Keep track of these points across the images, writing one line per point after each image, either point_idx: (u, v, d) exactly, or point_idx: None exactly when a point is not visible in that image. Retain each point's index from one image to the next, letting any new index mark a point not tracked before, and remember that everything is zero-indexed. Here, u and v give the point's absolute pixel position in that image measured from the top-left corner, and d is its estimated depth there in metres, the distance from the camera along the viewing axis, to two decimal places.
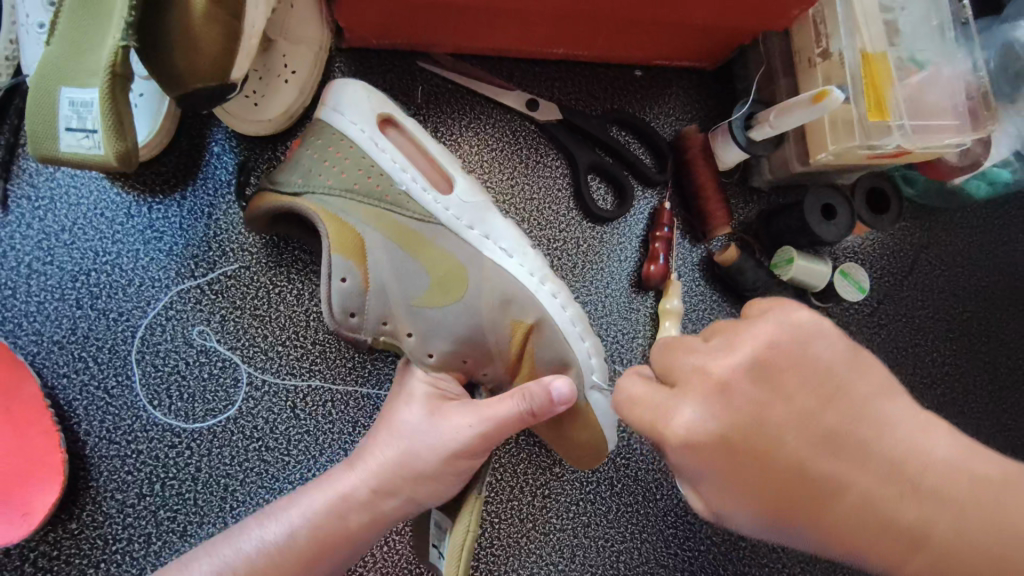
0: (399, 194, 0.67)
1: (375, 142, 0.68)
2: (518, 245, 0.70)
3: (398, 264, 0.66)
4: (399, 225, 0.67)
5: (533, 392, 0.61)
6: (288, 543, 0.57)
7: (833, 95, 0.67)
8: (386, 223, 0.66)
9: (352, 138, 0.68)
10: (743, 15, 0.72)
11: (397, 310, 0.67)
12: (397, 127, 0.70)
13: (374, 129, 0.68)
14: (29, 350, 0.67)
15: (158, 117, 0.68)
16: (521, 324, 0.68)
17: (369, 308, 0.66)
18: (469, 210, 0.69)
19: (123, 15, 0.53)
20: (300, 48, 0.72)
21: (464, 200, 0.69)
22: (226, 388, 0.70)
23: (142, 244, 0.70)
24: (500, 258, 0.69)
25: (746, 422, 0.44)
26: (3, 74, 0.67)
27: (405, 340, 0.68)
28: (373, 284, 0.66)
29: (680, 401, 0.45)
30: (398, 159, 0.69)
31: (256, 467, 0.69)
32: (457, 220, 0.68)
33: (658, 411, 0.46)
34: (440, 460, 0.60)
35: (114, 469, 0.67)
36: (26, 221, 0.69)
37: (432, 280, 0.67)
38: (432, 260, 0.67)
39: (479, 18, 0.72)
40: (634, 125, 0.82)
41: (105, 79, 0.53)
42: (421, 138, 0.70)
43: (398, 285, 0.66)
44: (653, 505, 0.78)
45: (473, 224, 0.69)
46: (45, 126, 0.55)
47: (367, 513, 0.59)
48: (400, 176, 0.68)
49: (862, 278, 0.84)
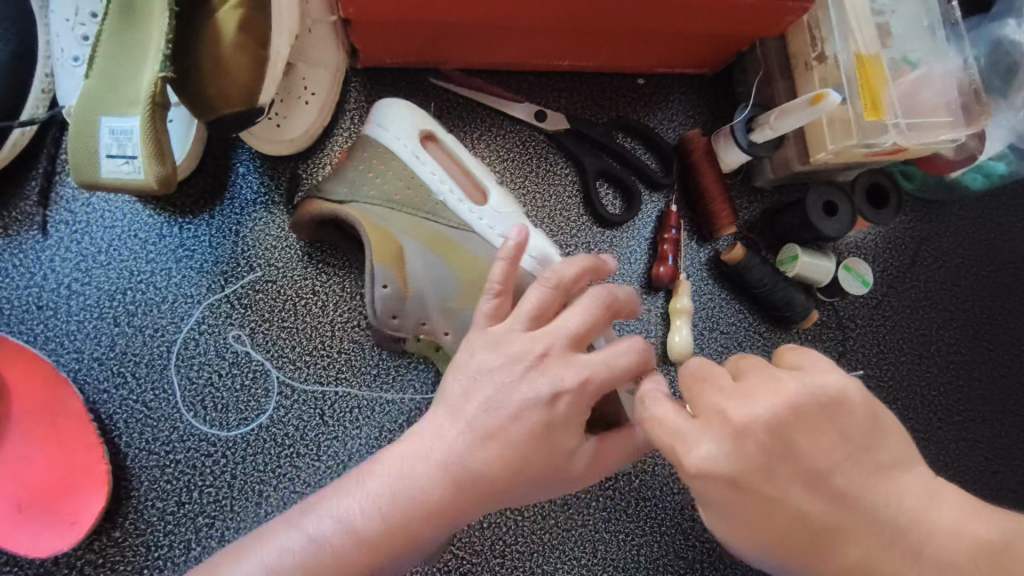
0: (436, 203, 0.71)
1: (417, 156, 0.72)
2: (546, 253, 0.74)
3: (432, 270, 0.70)
4: (436, 233, 0.71)
5: (596, 293, 0.62)
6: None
7: (830, 97, 0.70)
8: (421, 231, 0.70)
9: (395, 153, 0.72)
10: (741, 23, 0.75)
11: (432, 311, 0.70)
12: (437, 141, 0.74)
13: (416, 143, 0.72)
14: (71, 368, 0.71)
15: (187, 141, 0.72)
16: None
17: (407, 311, 0.69)
18: (500, 220, 0.73)
19: (159, 50, 0.57)
20: (318, 71, 0.76)
21: (498, 210, 0.73)
22: (258, 398, 0.73)
23: (174, 262, 0.74)
24: (529, 268, 0.73)
25: (758, 436, 0.48)
26: (40, 106, 0.71)
27: (443, 338, 0.72)
28: (413, 290, 0.69)
29: (698, 431, 0.50)
30: (437, 172, 0.73)
31: (289, 472, 0.72)
32: (489, 229, 0.72)
33: (677, 439, 0.50)
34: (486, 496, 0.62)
35: (154, 479, 0.70)
36: (64, 244, 0.72)
37: (461, 283, 0.70)
38: (464, 265, 0.70)
39: (488, 34, 0.75)
40: (640, 130, 0.85)
41: (145, 108, 0.57)
42: (458, 154, 0.75)
43: (433, 291, 0.70)
44: (671, 499, 0.81)
45: (504, 233, 0.73)
46: (87, 153, 0.59)
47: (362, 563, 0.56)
48: (437, 187, 0.72)
49: (864, 271, 0.88)
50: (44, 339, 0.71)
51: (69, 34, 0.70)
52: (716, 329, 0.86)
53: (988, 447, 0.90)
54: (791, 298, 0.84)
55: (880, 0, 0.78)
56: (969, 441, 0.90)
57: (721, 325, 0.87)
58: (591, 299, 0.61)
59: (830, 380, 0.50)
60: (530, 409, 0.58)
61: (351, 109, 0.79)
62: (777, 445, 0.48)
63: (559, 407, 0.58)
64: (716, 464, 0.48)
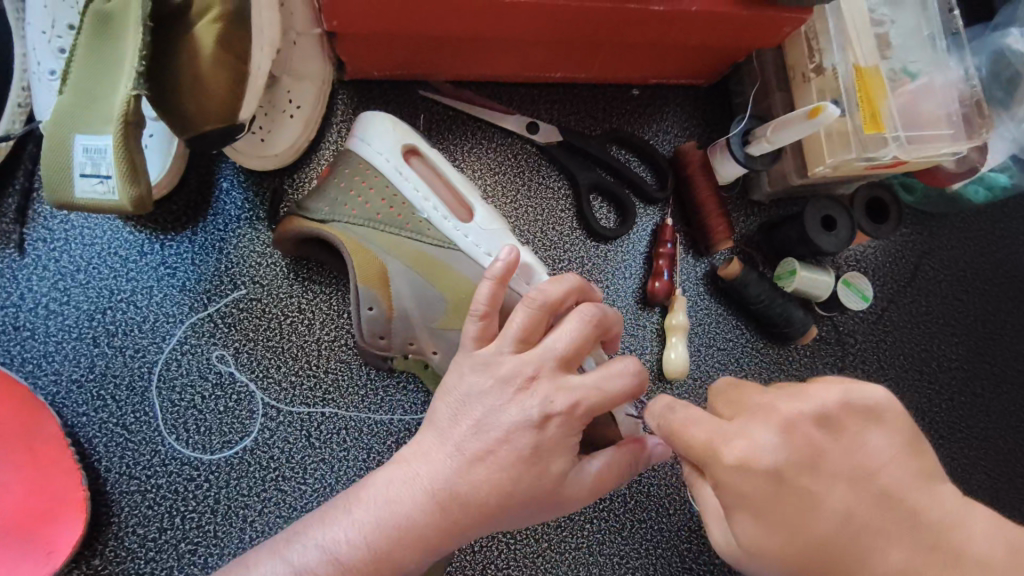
0: (421, 221, 0.69)
1: (400, 172, 0.70)
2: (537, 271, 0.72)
3: (418, 291, 0.68)
4: (420, 253, 0.68)
5: (584, 310, 0.59)
6: None
7: (827, 110, 0.68)
8: (405, 250, 0.68)
9: (378, 168, 0.69)
10: (737, 34, 0.73)
11: (420, 331, 0.69)
12: (421, 156, 0.72)
13: (399, 159, 0.70)
14: (48, 390, 0.69)
15: (168, 157, 0.70)
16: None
17: (394, 331, 0.69)
18: (487, 238, 0.70)
19: (134, 66, 0.55)
20: (303, 83, 0.74)
21: (483, 228, 0.70)
22: (242, 420, 0.71)
23: (156, 280, 0.72)
24: (521, 286, 0.70)
25: (806, 428, 0.46)
26: (17, 121, 0.69)
27: (432, 357, 0.71)
28: (398, 311, 0.68)
29: (740, 423, 0.47)
30: (421, 189, 0.70)
31: (274, 497, 0.70)
32: (475, 247, 0.69)
33: (716, 433, 0.47)
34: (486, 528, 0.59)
35: (135, 505, 0.68)
36: (42, 262, 0.70)
37: (448, 304, 0.68)
38: (450, 285, 0.68)
39: (477, 45, 0.73)
40: (634, 143, 0.83)
41: (119, 126, 0.55)
42: (444, 169, 0.72)
43: (420, 312, 0.68)
44: (667, 520, 0.79)
45: (490, 251, 0.70)
46: (59, 172, 0.57)
47: None
48: (421, 205, 0.69)
49: (864, 286, 0.85)
50: (21, 361, 0.69)
51: (46, 47, 0.68)
52: (713, 345, 0.85)
53: (991, 465, 0.88)
54: (790, 314, 0.82)
55: (880, 10, 0.77)
56: (972, 459, 0.88)
57: (718, 341, 0.85)
58: (579, 317, 0.58)
59: (878, 390, 0.47)
60: (519, 432, 0.56)
61: (338, 122, 0.78)
62: (823, 437, 0.45)
63: (548, 428, 0.56)
64: (762, 454, 0.45)
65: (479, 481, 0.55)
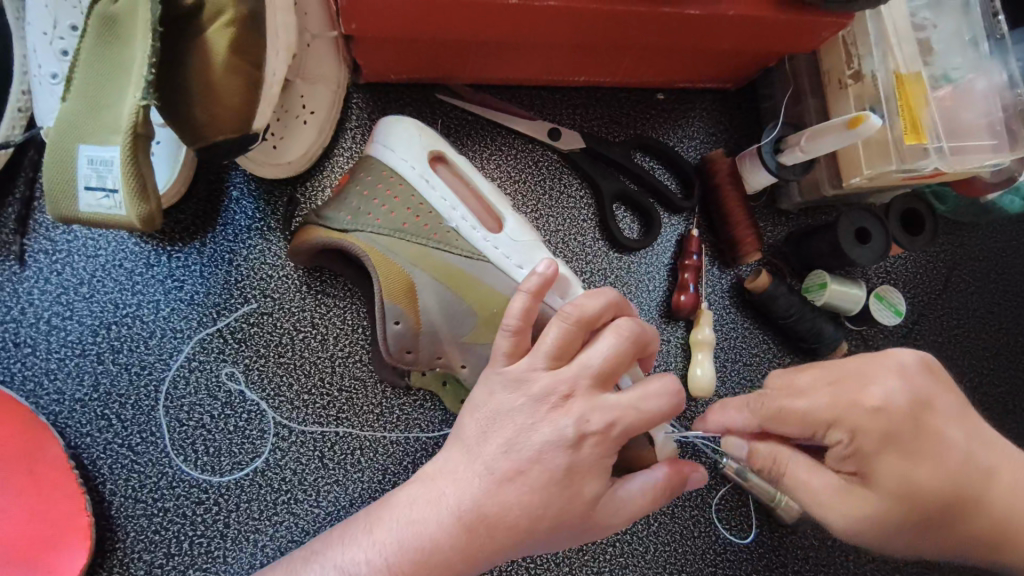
0: (447, 232, 0.66)
1: (425, 179, 0.67)
2: (567, 287, 0.68)
3: (446, 305, 0.65)
4: (448, 266, 0.65)
5: (619, 327, 0.55)
6: None
7: (869, 121, 0.64)
8: (433, 263, 0.65)
9: (401, 175, 0.66)
10: (772, 39, 0.70)
11: (449, 346, 0.67)
12: (447, 163, 0.69)
13: (424, 166, 0.67)
14: (50, 410, 0.66)
15: (176, 164, 0.67)
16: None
17: (421, 347, 0.66)
18: (519, 249, 0.67)
19: (143, 74, 0.52)
20: (317, 87, 0.71)
21: (515, 240, 0.67)
22: (253, 440, 0.68)
23: (162, 294, 0.69)
24: (553, 301, 0.67)
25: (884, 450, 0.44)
26: (17, 127, 0.66)
27: (460, 370, 0.68)
28: (425, 326, 0.66)
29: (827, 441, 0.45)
30: (448, 198, 0.67)
31: (286, 520, 0.67)
32: (505, 260, 0.66)
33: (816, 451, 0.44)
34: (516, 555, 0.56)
35: (141, 529, 0.65)
36: (43, 275, 0.67)
37: (481, 319, 0.66)
38: (479, 298, 0.66)
39: (501, 49, 0.70)
40: (659, 150, 0.80)
41: (126, 138, 0.51)
42: (469, 174, 0.69)
43: (448, 326, 0.66)
44: (691, 544, 0.76)
45: (522, 264, 0.66)
46: (63, 184, 0.54)
47: None
48: (449, 215, 0.66)
49: (896, 300, 0.82)
50: (22, 380, 0.66)
51: (48, 49, 0.65)
52: (738, 361, 0.82)
53: None
54: (819, 329, 0.79)
55: (921, 14, 0.73)
56: None
57: (744, 357, 0.82)
58: (615, 332, 0.55)
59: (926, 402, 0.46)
60: (551, 452, 0.52)
61: (352, 128, 0.74)
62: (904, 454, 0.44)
63: (583, 448, 0.53)
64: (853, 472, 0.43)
65: (512, 502, 0.52)
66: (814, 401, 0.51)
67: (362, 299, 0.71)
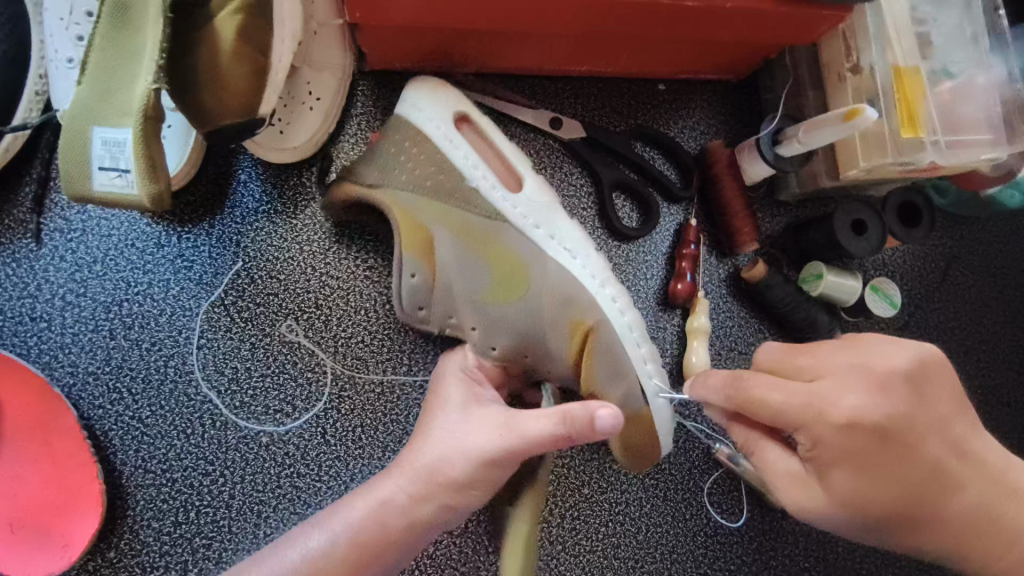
0: (469, 190, 0.68)
1: (450, 138, 0.68)
2: (582, 247, 0.70)
3: (463, 261, 0.68)
4: (468, 224, 0.68)
5: (575, 415, 0.57)
6: (329, 549, 0.57)
7: (866, 113, 0.65)
8: (455, 221, 0.68)
9: (428, 134, 0.68)
10: (771, 32, 0.71)
11: (462, 305, 0.69)
12: (472, 124, 0.70)
13: (450, 126, 0.69)
14: (65, 382, 0.68)
15: (186, 147, 0.69)
16: (580, 325, 0.67)
17: (434, 302, 0.69)
18: (536, 210, 0.69)
19: (154, 58, 0.54)
20: (324, 74, 0.72)
21: (533, 199, 0.69)
22: (258, 416, 0.70)
23: (173, 273, 0.71)
24: (566, 260, 0.68)
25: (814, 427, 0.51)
26: (34, 110, 0.68)
27: (469, 333, 0.70)
28: (441, 281, 0.68)
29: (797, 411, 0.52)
30: (471, 157, 0.68)
31: (289, 493, 0.70)
32: (522, 219, 0.68)
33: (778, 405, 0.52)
34: (473, 466, 0.58)
35: (150, 499, 0.68)
36: (58, 253, 0.70)
37: (494, 278, 0.68)
38: (495, 256, 0.68)
39: (503, 38, 0.71)
40: (659, 139, 0.81)
41: (138, 119, 0.54)
42: (493, 137, 0.70)
43: (463, 283, 0.68)
44: (683, 525, 0.78)
45: (539, 224, 0.68)
46: (77, 165, 0.56)
47: (405, 519, 0.58)
48: (470, 173, 0.68)
49: (892, 292, 0.83)
50: (37, 353, 0.69)
51: (64, 34, 0.67)
52: (734, 349, 0.83)
53: None
54: (814, 320, 0.80)
55: (921, 8, 0.74)
56: None
57: (740, 345, 0.83)
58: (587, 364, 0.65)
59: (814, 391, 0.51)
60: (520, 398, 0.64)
61: (357, 114, 0.76)
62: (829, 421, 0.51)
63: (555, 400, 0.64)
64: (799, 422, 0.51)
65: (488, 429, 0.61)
66: (787, 395, 0.52)
67: (366, 281, 0.73)
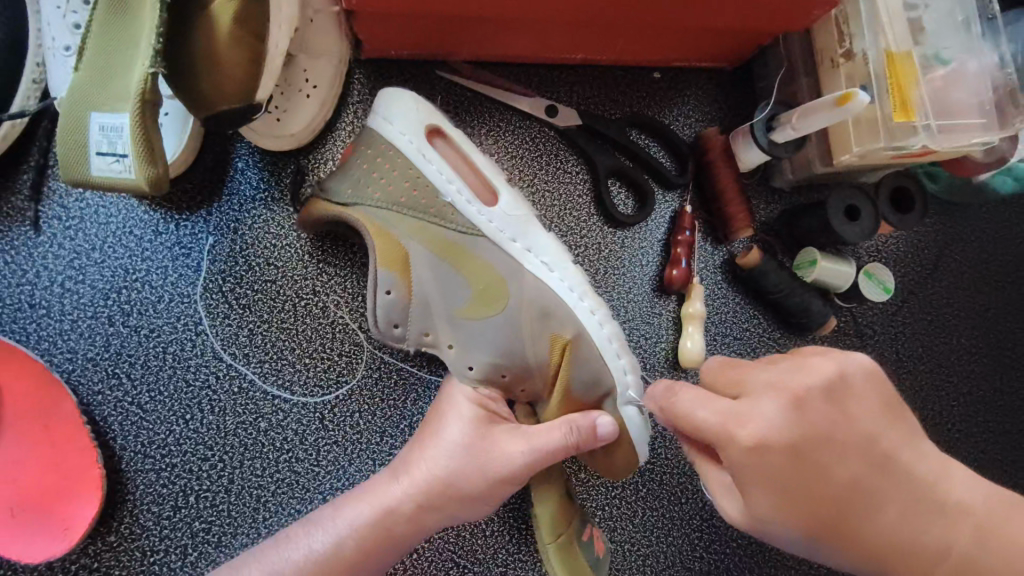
0: (444, 207, 0.68)
1: (423, 152, 0.68)
2: (558, 260, 0.70)
3: (441, 278, 0.69)
4: (445, 240, 0.68)
5: (580, 423, 0.64)
6: (335, 549, 0.60)
7: (858, 97, 0.65)
8: (432, 237, 0.68)
9: (400, 150, 0.68)
10: (764, 19, 0.72)
11: (438, 321, 0.70)
12: (445, 137, 0.70)
13: (422, 142, 0.68)
14: (64, 368, 0.69)
15: (183, 137, 0.70)
16: (559, 339, 0.69)
17: (410, 321, 0.70)
18: (512, 223, 0.69)
19: (150, 42, 0.54)
20: (320, 61, 0.73)
21: (508, 214, 0.69)
22: (257, 401, 0.71)
23: (170, 260, 0.72)
24: (544, 274, 0.69)
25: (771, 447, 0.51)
26: (31, 97, 0.69)
27: (446, 351, 0.70)
28: (417, 299, 0.69)
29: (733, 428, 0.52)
30: (445, 172, 0.68)
31: (288, 478, 0.71)
32: (499, 232, 0.68)
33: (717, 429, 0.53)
34: (487, 483, 0.62)
35: (150, 483, 0.69)
36: (57, 240, 0.70)
37: (474, 291, 0.68)
38: (474, 271, 0.68)
39: (498, 27, 0.72)
40: (654, 126, 0.81)
41: (135, 104, 0.54)
42: (468, 151, 0.70)
43: (441, 301, 0.69)
44: (679, 509, 0.79)
45: (516, 237, 0.69)
46: (76, 150, 0.57)
47: (411, 524, 0.62)
48: (445, 188, 0.68)
49: (886, 277, 0.84)
50: (37, 339, 0.69)
51: (60, 22, 0.67)
52: (729, 335, 0.84)
53: (1006, 459, 0.87)
54: (808, 305, 0.80)
55: None
56: (987, 453, 0.87)
57: (735, 331, 0.84)
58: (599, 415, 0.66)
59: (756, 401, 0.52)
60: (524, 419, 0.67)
61: (354, 104, 0.76)
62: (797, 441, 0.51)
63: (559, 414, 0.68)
64: (772, 434, 0.51)
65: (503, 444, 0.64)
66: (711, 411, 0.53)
67: (362, 269, 0.73)
